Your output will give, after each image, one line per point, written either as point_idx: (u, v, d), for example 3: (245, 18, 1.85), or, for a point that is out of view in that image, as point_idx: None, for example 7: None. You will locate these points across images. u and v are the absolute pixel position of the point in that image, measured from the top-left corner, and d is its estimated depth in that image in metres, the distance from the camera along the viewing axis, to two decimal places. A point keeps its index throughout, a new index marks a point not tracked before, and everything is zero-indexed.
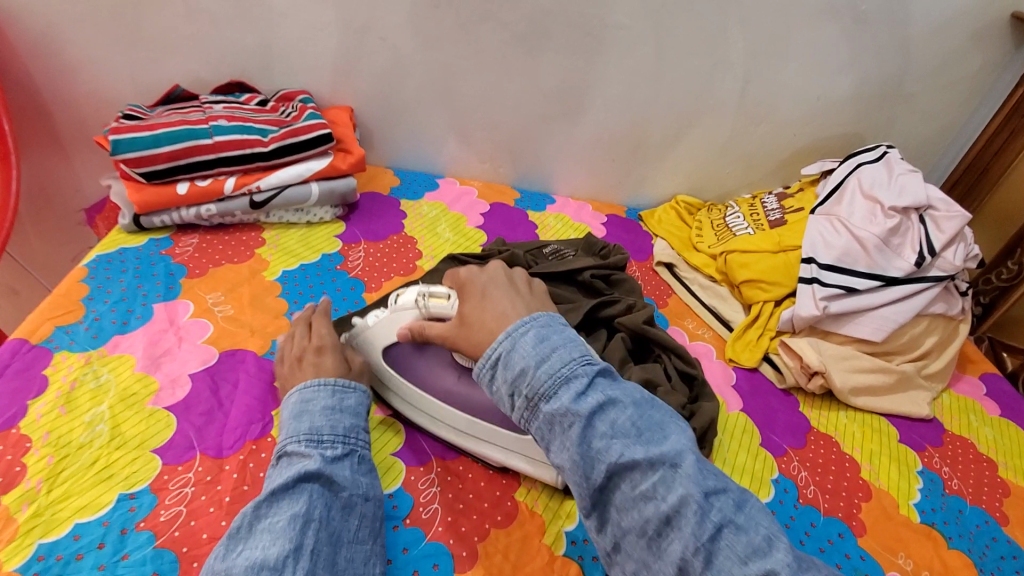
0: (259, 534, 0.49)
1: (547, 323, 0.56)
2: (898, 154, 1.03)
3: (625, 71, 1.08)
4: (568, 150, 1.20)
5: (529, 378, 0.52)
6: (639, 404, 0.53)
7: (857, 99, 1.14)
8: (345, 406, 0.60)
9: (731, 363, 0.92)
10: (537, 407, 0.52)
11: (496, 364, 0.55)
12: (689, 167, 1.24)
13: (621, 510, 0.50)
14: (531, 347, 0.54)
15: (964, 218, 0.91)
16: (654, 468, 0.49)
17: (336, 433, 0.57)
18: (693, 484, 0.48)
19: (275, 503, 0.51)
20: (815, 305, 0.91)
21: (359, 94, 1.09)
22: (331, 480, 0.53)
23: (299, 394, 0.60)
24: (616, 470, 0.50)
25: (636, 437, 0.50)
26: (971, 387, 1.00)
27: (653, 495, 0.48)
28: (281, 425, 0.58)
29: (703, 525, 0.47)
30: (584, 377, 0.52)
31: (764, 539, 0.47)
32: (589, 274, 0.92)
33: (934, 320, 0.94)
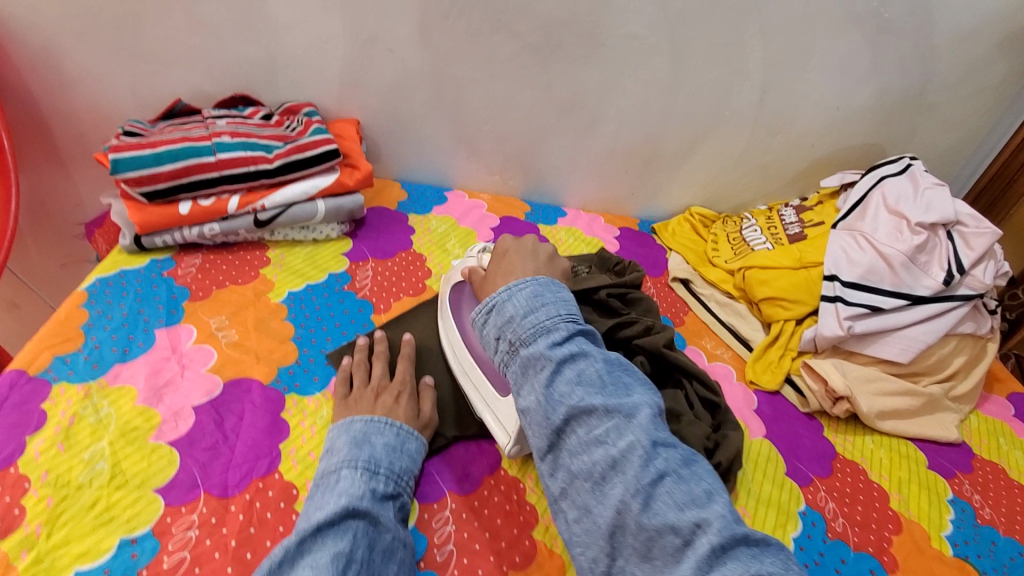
0: (301, 570, 0.48)
1: (544, 284, 0.62)
2: (922, 167, 0.99)
3: (639, 82, 1.05)
4: (580, 162, 1.17)
5: (515, 324, 0.59)
6: (611, 364, 0.57)
7: (878, 109, 1.10)
8: (403, 449, 0.62)
9: (751, 385, 0.89)
10: (516, 351, 0.58)
11: (490, 311, 0.62)
12: (704, 179, 1.20)
13: (572, 454, 0.53)
14: (524, 299, 0.60)
15: (994, 235, 0.88)
16: (610, 415, 0.52)
17: (389, 471, 0.59)
18: (643, 433, 0.51)
19: (320, 536, 0.50)
20: (839, 325, 0.88)
21: (366, 107, 1.06)
22: (377, 520, 0.53)
23: (363, 424, 0.63)
24: (573, 414, 0.53)
25: (600, 388, 0.54)
26: (999, 408, 0.96)
27: (604, 440, 0.51)
28: (337, 451, 0.59)
29: (646, 470, 0.49)
30: (563, 330, 0.58)
31: (706, 494, 0.48)
32: (605, 293, 0.89)
33: (963, 340, 0.91)
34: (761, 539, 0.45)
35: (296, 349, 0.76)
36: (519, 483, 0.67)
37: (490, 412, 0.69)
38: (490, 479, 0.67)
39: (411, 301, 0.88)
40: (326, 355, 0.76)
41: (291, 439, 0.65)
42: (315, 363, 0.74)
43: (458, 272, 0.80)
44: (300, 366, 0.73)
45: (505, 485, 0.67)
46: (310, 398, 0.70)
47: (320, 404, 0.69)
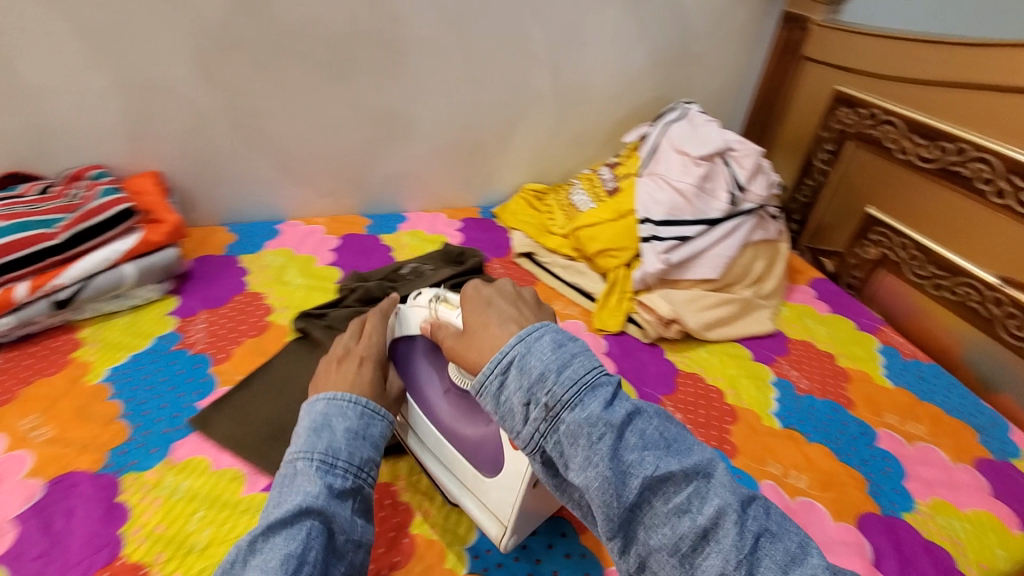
0: (251, 571, 0.48)
1: (558, 329, 0.53)
2: (695, 109, 1.14)
3: (440, 79, 1.09)
4: (407, 166, 1.19)
5: (548, 385, 0.49)
6: (660, 416, 0.51)
7: (656, 64, 1.24)
8: (367, 435, 0.59)
9: (600, 331, 0.97)
10: (558, 417, 0.48)
11: (509, 369, 0.50)
12: (528, 157, 1.28)
13: (651, 527, 0.47)
14: (549, 352, 0.50)
15: (757, 153, 1.03)
16: (689, 479, 0.47)
17: (348, 463, 0.56)
18: (729, 493, 0.47)
19: (273, 535, 0.49)
20: (658, 260, 0.99)
21: (164, 156, 1.00)
22: (332, 518, 0.52)
23: (326, 405, 0.60)
24: (648, 483, 0.46)
25: (666, 448, 0.48)
26: (804, 295, 1.14)
27: (688, 508, 0.46)
28: (297, 439, 0.57)
29: (744, 536, 0.45)
30: (609, 386, 0.49)
31: (799, 547, 0.47)
32: (447, 284, 0.93)
33: (758, 246, 1.06)
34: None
35: (126, 426, 0.71)
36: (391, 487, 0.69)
37: (467, 493, 0.64)
38: None
39: (253, 342, 0.85)
40: (163, 423, 0.72)
41: (132, 520, 0.61)
42: (151, 435, 0.70)
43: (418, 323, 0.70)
44: (134, 443, 0.69)
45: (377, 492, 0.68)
46: (150, 471, 0.66)
47: (162, 473, 0.66)
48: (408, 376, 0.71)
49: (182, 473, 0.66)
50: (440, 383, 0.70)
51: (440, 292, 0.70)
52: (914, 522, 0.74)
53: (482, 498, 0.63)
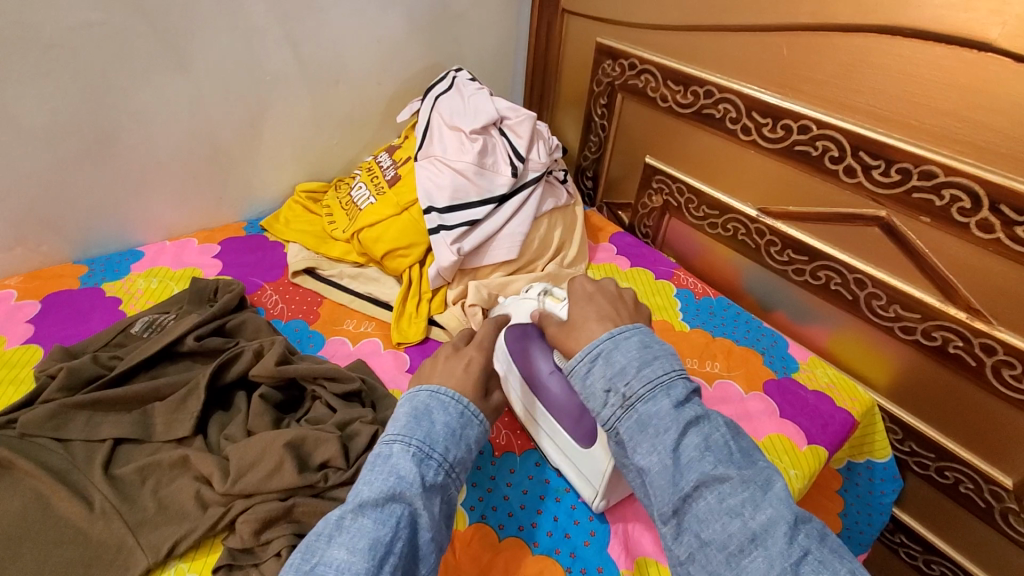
0: (334, 550, 0.47)
1: (644, 330, 0.58)
2: (465, 77, 1.04)
3: (135, 73, 0.86)
4: (128, 189, 0.94)
5: (628, 376, 0.54)
6: (728, 428, 0.55)
7: (415, 30, 1.11)
8: (461, 434, 0.56)
9: (402, 345, 0.86)
10: (630, 408, 0.53)
11: (595, 358, 0.56)
12: (294, 153, 1.09)
13: (701, 522, 0.50)
14: (635, 349, 0.56)
15: (530, 118, 0.97)
16: (746, 485, 0.50)
17: (442, 457, 0.54)
18: (783, 507, 0.49)
19: (364, 514, 0.49)
20: (451, 251, 0.90)
21: None
22: (418, 509, 0.51)
23: (427, 393, 0.58)
24: (704, 481, 0.50)
25: (728, 456, 0.52)
26: (606, 253, 1.14)
27: (740, 511, 0.49)
28: (396, 422, 0.56)
29: (793, 549, 0.47)
30: (682, 386, 0.54)
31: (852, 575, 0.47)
32: (193, 338, 0.74)
33: (552, 216, 1.02)
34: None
35: None
36: None
37: (568, 462, 0.68)
38: None
39: None
40: None
41: None
42: None
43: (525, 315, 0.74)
44: None
45: None
46: None
47: None
48: (522, 356, 0.72)
49: None
50: (545, 364, 0.71)
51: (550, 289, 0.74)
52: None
53: (581, 470, 0.67)
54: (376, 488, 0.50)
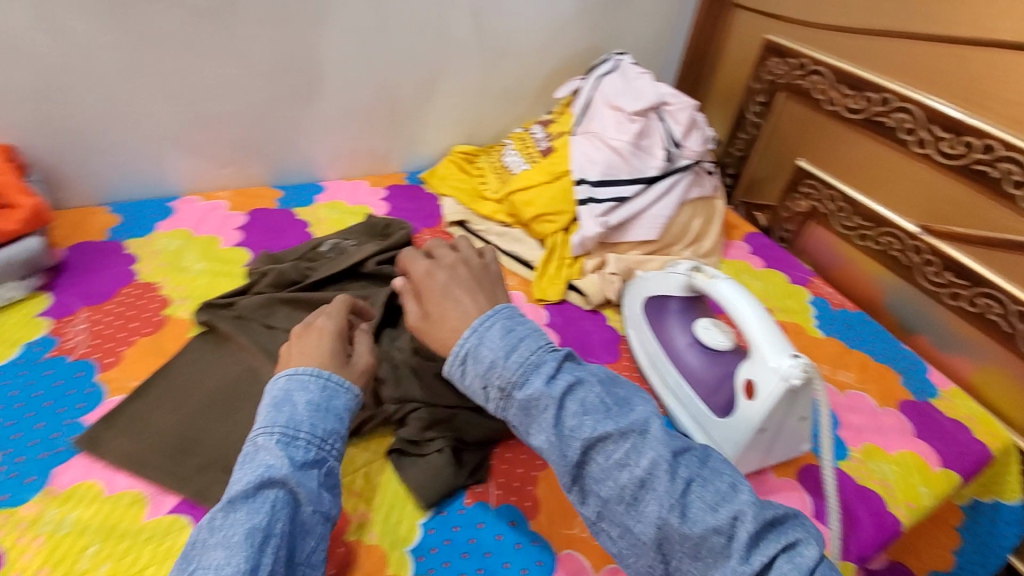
0: (213, 550, 0.44)
1: (509, 316, 0.58)
2: (629, 60, 1.08)
3: (347, 28, 0.97)
4: (318, 130, 1.06)
5: (499, 368, 0.53)
6: (605, 382, 0.55)
7: (583, 13, 1.16)
8: (330, 407, 0.54)
9: (541, 302, 0.93)
10: (510, 395, 0.53)
11: (465, 360, 0.55)
12: (455, 116, 1.18)
13: (599, 480, 0.50)
14: (498, 339, 0.55)
15: (692, 106, 0.99)
16: (625, 437, 0.50)
17: (311, 436, 0.51)
18: (662, 447, 0.50)
19: (234, 511, 0.46)
20: (596, 223, 0.95)
21: (12, 127, 0.84)
22: (298, 488, 0.48)
23: (286, 381, 0.55)
24: (590, 445, 0.50)
25: (606, 413, 0.51)
26: (740, 250, 1.14)
27: (627, 462, 0.49)
28: (257, 417, 0.53)
29: (675, 481, 0.48)
30: (551, 362, 0.54)
31: (731, 487, 0.49)
32: (373, 262, 0.85)
33: (695, 204, 1.04)
34: (781, 514, 0.48)
35: None
36: None
37: (698, 428, 0.73)
38: None
39: (148, 342, 0.74)
40: (40, 445, 0.61)
41: (9, 565, 0.52)
42: (25, 462, 0.60)
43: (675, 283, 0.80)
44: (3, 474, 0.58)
45: None
46: (26, 505, 0.56)
47: (42, 507, 0.57)
48: (659, 329, 0.81)
49: (69, 503, 0.57)
50: (683, 339, 0.78)
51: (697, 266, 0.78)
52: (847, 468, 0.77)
53: (713, 436, 0.71)
54: (242, 484, 0.47)
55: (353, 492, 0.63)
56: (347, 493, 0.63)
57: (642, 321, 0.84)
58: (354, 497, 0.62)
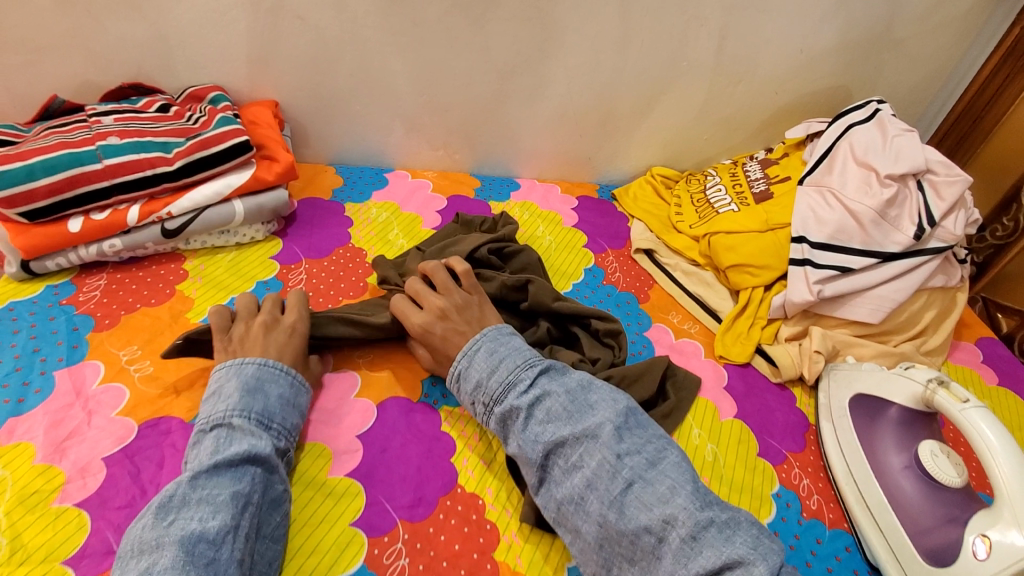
0: (193, 505, 0.50)
1: (495, 337, 0.66)
2: (891, 111, 0.93)
3: (587, 36, 0.95)
4: (529, 129, 1.07)
5: (484, 385, 0.63)
6: (573, 392, 0.62)
7: (842, 48, 1.03)
8: (297, 403, 0.62)
9: (721, 360, 0.84)
10: (492, 409, 0.62)
11: (459, 380, 0.65)
12: (664, 137, 1.12)
13: (558, 483, 0.58)
14: (484, 360, 0.64)
15: (966, 182, 0.83)
16: (579, 441, 0.58)
17: (282, 426, 0.59)
18: (608, 449, 0.57)
19: (218, 474, 0.52)
20: (809, 290, 0.84)
21: (283, 85, 0.94)
22: (273, 468, 0.56)
23: (257, 368, 0.61)
24: (549, 448, 0.58)
25: (566, 418, 0.60)
26: (969, 355, 0.96)
27: (580, 464, 0.57)
28: (227, 397, 0.58)
29: (615, 481, 0.55)
30: (525, 377, 0.62)
31: (671, 489, 0.55)
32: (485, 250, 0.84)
33: (933, 293, 0.87)
34: (724, 519, 0.53)
35: None
36: (478, 500, 0.62)
37: (894, 562, 0.62)
38: (446, 500, 0.61)
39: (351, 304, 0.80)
40: None
41: None
42: None
43: (904, 387, 0.69)
44: None
45: (462, 505, 0.61)
46: None
47: None
48: (864, 434, 0.71)
49: None
50: (897, 458, 0.67)
51: (940, 378, 0.65)
52: None
53: None
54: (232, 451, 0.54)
55: (506, 510, 0.62)
56: (501, 508, 0.62)
57: (842, 418, 0.74)
58: (507, 516, 0.62)
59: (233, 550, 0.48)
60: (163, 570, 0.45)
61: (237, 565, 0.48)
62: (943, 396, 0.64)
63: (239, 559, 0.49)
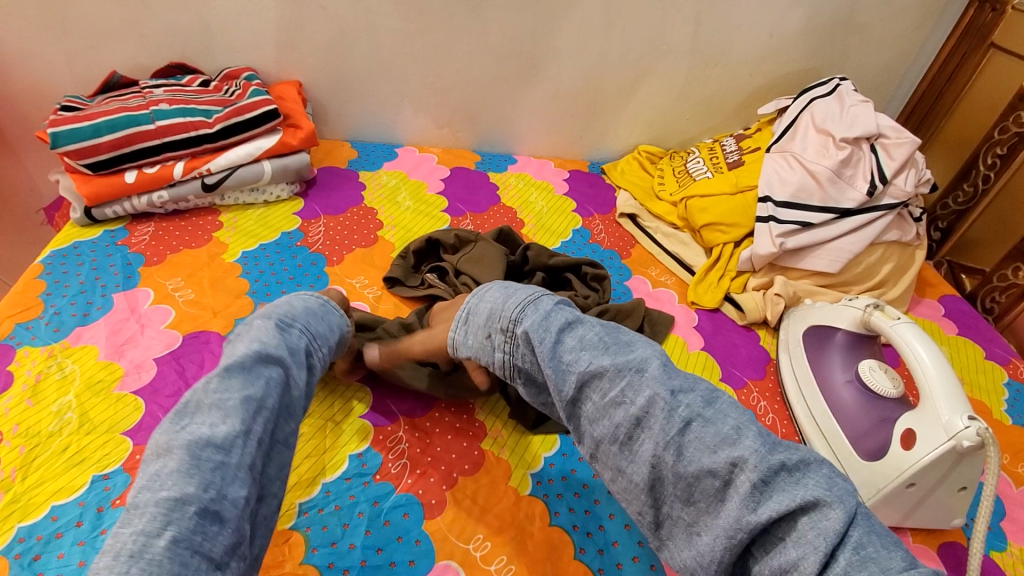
0: (206, 410, 0.50)
1: (507, 279, 0.64)
2: (850, 86, 1.02)
3: (575, 22, 1.06)
4: (525, 108, 1.18)
5: (500, 314, 0.58)
6: (608, 327, 0.56)
7: (810, 33, 1.12)
8: (320, 313, 0.63)
9: (693, 306, 0.94)
10: (512, 333, 0.57)
11: (467, 318, 0.61)
12: (649, 117, 1.23)
13: (594, 419, 0.52)
14: (497, 294, 0.61)
15: (913, 144, 0.92)
16: (621, 374, 0.51)
17: (304, 328, 0.60)
18: (659, 385, 0.50)
19: (230, 378, 0.52)
20: (772, 243, 0.93)
21: (306, 67, 1.07)
22: (289, 372, 0.55)
23: (286, 284, 0.65)
24: (584, 380, 0.52)
25: (603, 349, 0.53)
26: (931, 310, 1.03)
27: (623, 400, 0.50)
28: (259, 308, 0.62)
29: (672, 420, 0.48)
30: (550, 307, 0.57)
31: (735, 430, 0.48)
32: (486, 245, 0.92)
33: (889, 247, 0.96)
34: (796, 461, 0.46)
35: (251, 302, 0.79)
36: (469, 404, 0.72)
37: (836, 464, 0.70)
38: (441, 403, 0.72)
39: (363, 252, 0.91)
40: None
41: None
42: None
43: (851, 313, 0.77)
44: None
45: (455, 407, 0.72)
46: None
47: None
48: (814, 358, 0.79)
49: None
50: (841, 375, 0.76)
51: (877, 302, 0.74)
52: (998, 561, 0.68)
53: (850, 475, 0.69)
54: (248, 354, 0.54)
55: (493, 412, 0.72)
56: (488, 411, 0.72)
57: (797, 348, 0.83)
58: (493, 417, 0.72)
59: (243, 455, 0.49)
60: (170, 475, 0.45)
61: (246, 469, 0.48)
62: (878, 316, 0.73)
63: (249, 463, 0.49)
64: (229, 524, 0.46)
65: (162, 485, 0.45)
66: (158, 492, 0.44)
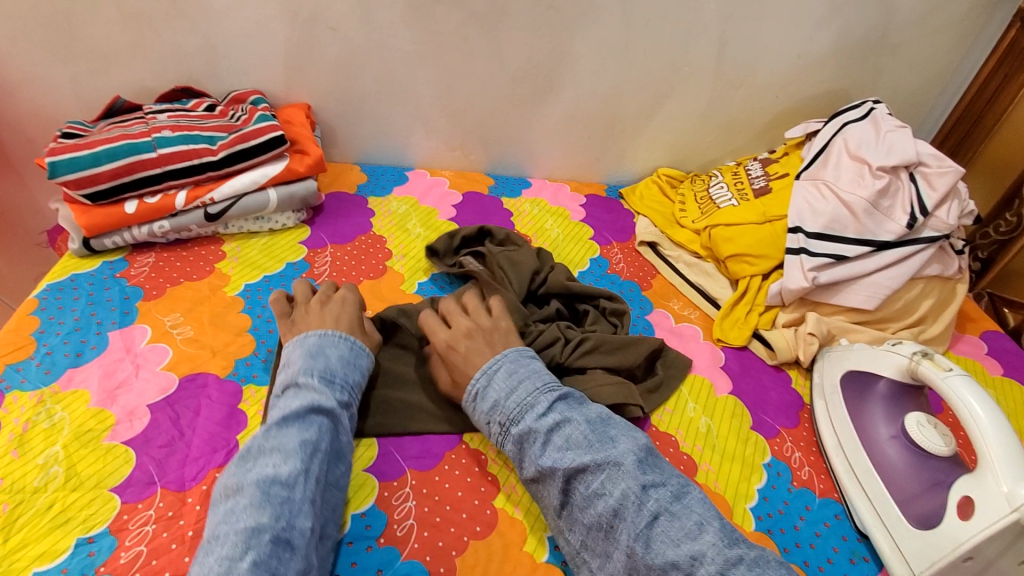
0: (270, 455, 0.54)
1: (514, 357, 0.66)
2: (885, 110, 0.97)
3: (593, 43, 1.02)
4: (540, 131, 1.14)
5: (500, 407, 0.62)
6: (593, 421, 0.61)
7: (839, 53, 1.07)
8: (356, 363, 0.66)
9: (719, 343, 0.88)
10: (508, 430, 0.62)
11: (475, 398, 0.64)
12: (669, 139, 1.18)
13: (580, 510, 0.57)
14: (503, 380, 0.64)
15: (957, 173, 0.86)
16: (601, 469, 0.57)
17: (343, 381, 0.63)
18: (632, 480, 0.56)
19: (287, 427, 0.56)
20: (804, 276, 0.87)
21: (315, 90, 1.04)
22: (336, 420, 0.60)
23: (317, 337, 0.66)
24: (571, 474, 0.57)
25: (587, 446, 0.58)
26: (973, 347, 0.96)
27: (602, 493, 0.56)
28: (293, 363, 0.63)
29: (642, 514, 0.54)
30: (543, 401, 0.62)
31: (698, 526, 0.53)
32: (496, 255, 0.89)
33: (930, 282, 0.90)
34: (753, 556, 0.52)
35: (252, 341, 0.75)
36: (480, 455, 0.67)
37: (880, 527, 0.65)
38: (451, 454, 0.67)
39: (371, 284, 0.87)
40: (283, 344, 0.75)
41: (248, 429, 0.65)
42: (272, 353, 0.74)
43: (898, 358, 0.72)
44: (257, 357, 0.73)
45: (466, 458, 0.67)
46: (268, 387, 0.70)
47: None
48: (854, 407, 0.74)
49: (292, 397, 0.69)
50: (885, 429, 0.70)
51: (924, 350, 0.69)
52: None
53: (898, 543, 0.63)
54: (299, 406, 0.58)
55: (507, 464, 0.67)
56: (502, 463, 0.67)
57: (834, 395, 0.77)
58: (506, 470, 0.66)
59: (305, 491, 0.53)
60: (245, 508, 0.50)
61: (309, 504, 0.53)
62: (927, 365, 0.67)
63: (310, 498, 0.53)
64: (299, 552, 0.50)
65: (238, 519, 0.49)
66: (235, 524, 0.49)
